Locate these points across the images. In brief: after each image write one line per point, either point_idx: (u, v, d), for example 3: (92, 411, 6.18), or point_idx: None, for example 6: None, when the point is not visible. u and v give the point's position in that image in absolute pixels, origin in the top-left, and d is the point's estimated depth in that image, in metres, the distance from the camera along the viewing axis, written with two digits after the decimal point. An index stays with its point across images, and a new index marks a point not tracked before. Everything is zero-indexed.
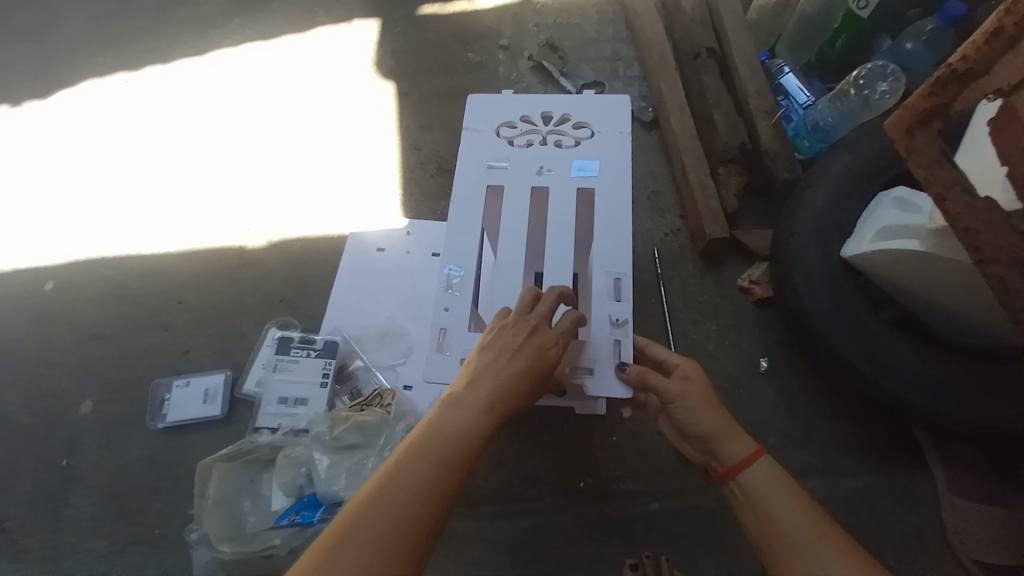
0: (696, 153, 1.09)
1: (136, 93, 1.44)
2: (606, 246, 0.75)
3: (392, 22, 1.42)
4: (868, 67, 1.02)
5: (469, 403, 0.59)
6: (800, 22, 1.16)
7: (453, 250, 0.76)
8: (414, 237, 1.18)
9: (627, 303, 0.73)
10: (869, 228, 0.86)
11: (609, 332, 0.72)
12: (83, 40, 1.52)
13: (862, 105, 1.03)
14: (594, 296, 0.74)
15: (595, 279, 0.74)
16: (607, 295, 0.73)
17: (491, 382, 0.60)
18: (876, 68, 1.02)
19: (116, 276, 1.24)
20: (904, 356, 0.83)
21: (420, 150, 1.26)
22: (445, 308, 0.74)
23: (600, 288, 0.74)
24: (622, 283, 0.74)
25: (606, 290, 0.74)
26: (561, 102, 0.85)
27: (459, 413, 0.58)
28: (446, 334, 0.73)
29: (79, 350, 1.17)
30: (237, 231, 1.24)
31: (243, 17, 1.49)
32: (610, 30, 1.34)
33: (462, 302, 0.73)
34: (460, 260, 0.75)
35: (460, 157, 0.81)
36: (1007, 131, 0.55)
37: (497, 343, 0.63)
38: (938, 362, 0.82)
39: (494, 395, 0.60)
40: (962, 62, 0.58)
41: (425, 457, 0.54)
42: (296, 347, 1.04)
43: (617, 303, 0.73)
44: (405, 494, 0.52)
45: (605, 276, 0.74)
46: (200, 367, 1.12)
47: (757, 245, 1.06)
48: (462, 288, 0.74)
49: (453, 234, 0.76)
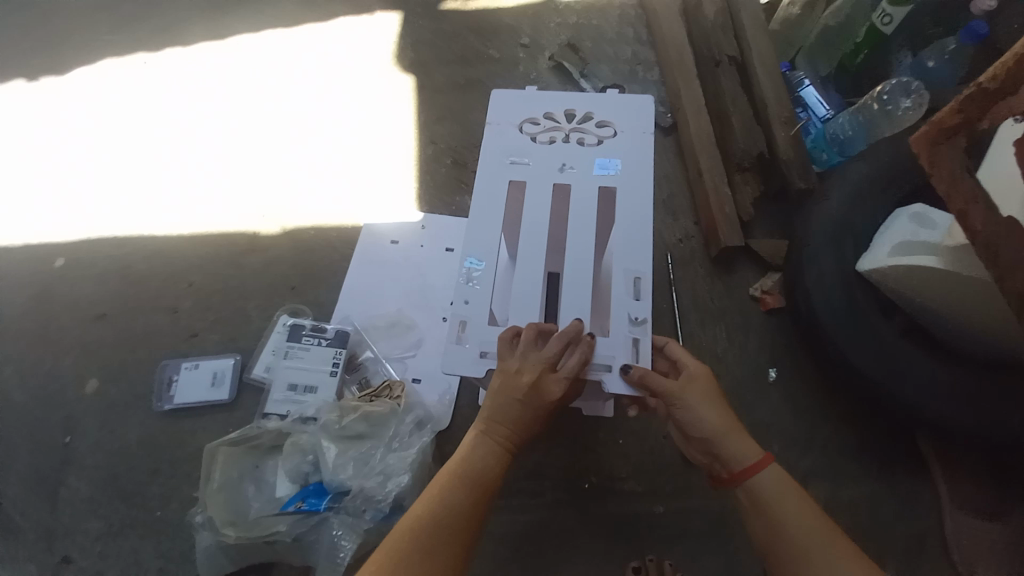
0: (712, 158, 1.09)
1: (152, 74, 1.44)
2: (626, 245, 0.75)
3: (412, 15, 1.41)
4: (891, 82, 1.02)
5: (488, 444, 0.69)
6: (822, 34, 1.16)
7: (473, 244, 0.76)
8: (427, 230, 1.18)
9: (646, 302, 0.73)
10: (887, 240, 0.86)
11: (628, 330, 0.72)
12: (101, 18, 1.51)
13: (884, 119, 1.04)
14: (613, 294, 0.74)
15: (615, 277, 0.74)
16: (626, 294, 0.74)
17: (504, 427, 0.69)
18: (900, 82, 1.02)
19: (125, 255, 1.23)
20: (916, 367, 0.83)
21: (436, 144, 1.26)
22: (465, 301, 0.74)
23: (619, 287, 0.74)
24: (641, 282, 0.74)
25: (625, 288, 0.74)
26: (585, 99, 0.85)
27: (479, 454, 0.68)
28: (465, 326, 0.73)
29: (86, 327, 1.17)
30: (250, 217, 1.24)
31: (263, 2, 1.49)
32: (630, 33, 1.34)
33: (482, 295, 0.74)
34: (480, 253, 0.75)
35: (482, 151, 0.81)
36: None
37: (505, 392, 0.69)
38: (949, 374, 0.82)
39: (507, 437, 0.70)
40: (993, 81, 0.58)
41: (460, 488, 0.65)
42: (307, 334, 1.04)
43: (636, 301, 0.73)
44: (446, 521, 0.62)
45: (624, 274, 0.74)
46: (207, 351, 1.12)
47: (770, 253, 1.07)
48: (482, 281, 0.74)
49: (473, 228, 0.77)
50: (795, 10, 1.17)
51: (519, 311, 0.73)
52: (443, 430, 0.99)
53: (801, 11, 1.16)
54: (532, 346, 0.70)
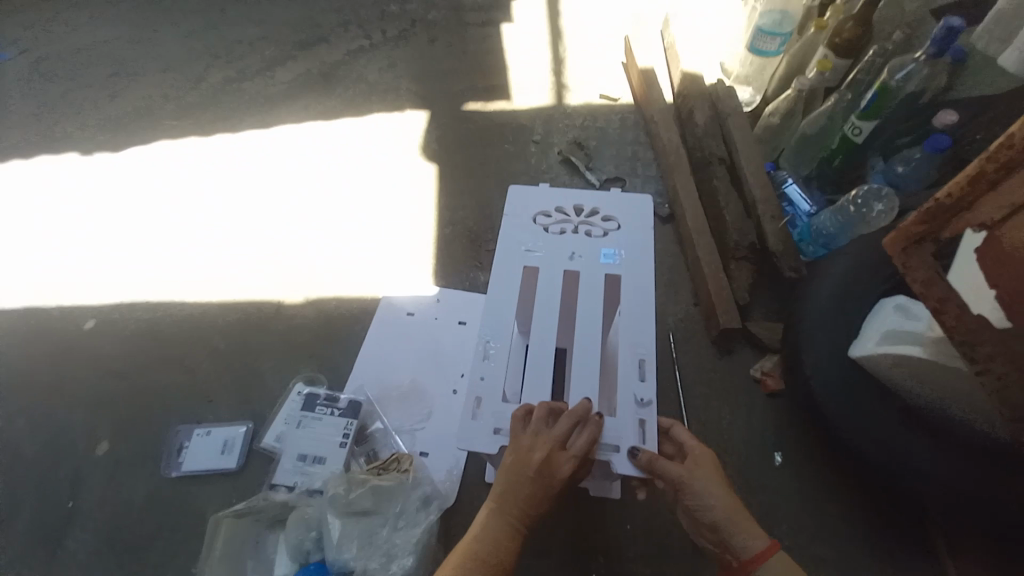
0: (708, 247, 1.18)
1: (202, 155, 1.60)
2: (631, 329, 0.81)
3: (438, 114, 1.60)
4: (863, 188, 1.13)
5: (499, 523, 0.71)
6: (801, 139, 1.30)
7: (489, 324, 0.82)
8: (442, 304, 1.25)
9: (652, 384, 0.77)
10: (874, 330, 0.92)
11: (634, 411, 0.76)
12: (163, 107, 1.71)
13: (860, 220, 1.14)
14: (620, 375, 0.78)
15: (621, 359, 0.79)
16: (632, 376, 0.78)
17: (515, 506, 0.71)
18: (871, 188, 1.13)
19: (154, 318, 1.30)
20: (916, 456, 0.85)
21: (454, 225, 1.38)
22: (481, 377, 0.78)
23: (625, 369, 0.79)
24: (646, 364, 0.79)
25: (631, 371, 0.79)
26: (592, 196, 0.95)
27: (491, 531, 0.71)
28: (480, 402, 0.77)
29: (106, 388, 1.20)
30: (276, 286, 1.32)
31: (307, 99, 1.69)
32: (631, 134, 1.52)
33: (496, 373, 0.78)
34: (495, 333, 0.81)
35: (500, 239, 0.90)
36: (991, 258, 0.64)
37: (517, 470, 0.72)
38: (952, 464, 0.84)
39: (519, 515, 0.72)
40: (949, 198, 0.65)
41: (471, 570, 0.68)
42: (322, 403, 1.06)
43: (642, 383, 0.78)
44: None
45: (630, 357, 0.79)
46: (220, 417, 1.14)
47: (768, 335, 1.12)
48: (496, 359, 0.79)
49: (490, 309, 0.83)
50: (776, 119, 1.32)
51: (531, 389, 0.77)
52: (449, 508, 0.99)
53: (781, 120, 1.32)
54: (543, 425, 0.73)
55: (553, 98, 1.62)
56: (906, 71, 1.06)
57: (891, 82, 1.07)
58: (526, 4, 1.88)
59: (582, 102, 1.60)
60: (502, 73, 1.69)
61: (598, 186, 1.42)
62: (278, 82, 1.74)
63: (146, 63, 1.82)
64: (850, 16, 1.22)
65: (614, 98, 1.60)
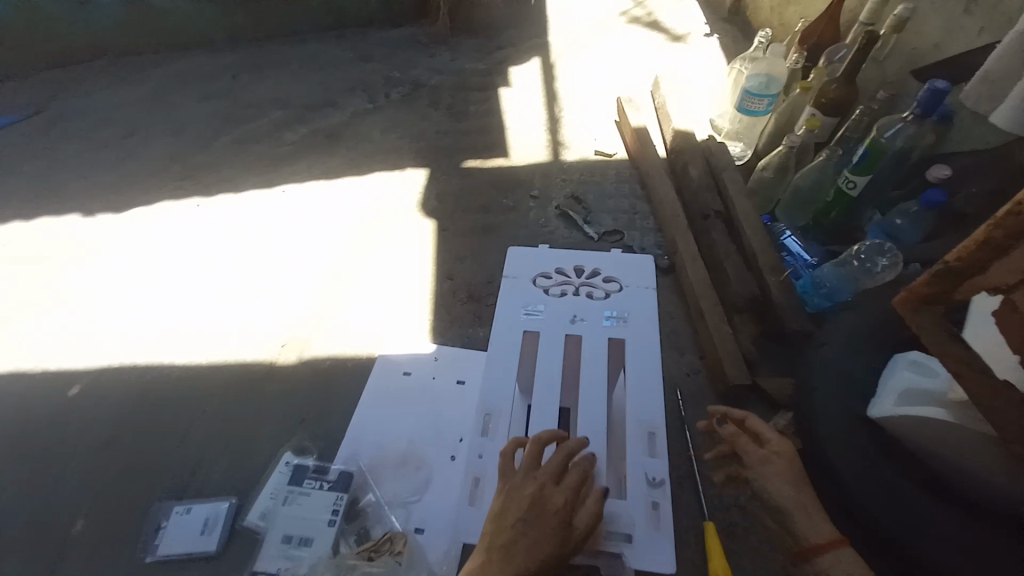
0: (711, 299, 1.16)
1: (204, 214, 1.61)
2: (637, 398, 0.82)
3: (439, 171, 1.64)
4: (865, 243, 1.12)
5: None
6: (794, 192, 1.30)
7: (488, 395, 0.82)
8: (440, 362, 1.19)
9: (662, 459, 0.77)
10: (891, 388, 0.87)
11: (647, 492, 0.74)
12: (170, 166, 1.74)
13: (864, 274, 1.12)
14: (629, 450, 0.78)
15: (629, 433, 0.79)
16: (642, 451, 0.78)
17: (507, 556, 0.62)
18: (873, 244, 1.11)
19: (144, 381, 1.26)
20: (941, 521, 0.79)
21: (452, 279, 1.37)
22: (479, 456, 0.76)
23: (634, 443, 0.78)
24: (655, 438, 0.79)
25: (641, 446, 0.78)
26: (592, 258, 0.98)
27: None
28: (478, 484, 0.75)
29: (89, 459, 1.14)
30: (270, 346, 1.29)
31: (311, 158, 1.73)
32: (627, 188, 1.54)
33: (498, 448, 0.77)
34: (495, 406, 0.80)
35: (501, 302, 0.92)
36: (1010, 324, 0.60)
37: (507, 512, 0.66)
38: (980, 533, 0.77)
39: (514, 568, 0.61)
40: (958, 261, 0.63)
41: None
42: (310, 477, 1.01)
43: (651, 459, 0.77)
44: None
45: (638, 429, 0.79)
46: (203, 492, 1.06)
47: (776, 390, 1.05)
48: (495, 435, 0.78)
49: (490, 380, 0.83)
50: (768, 173, 1.33)
51: None
52: None
53: (775, 173, 1.32)
54: (534, 460, 0.71)
55: (550, 154, 1.66)
56: (894, 130, 1.11)
57: (881, 139, 1.11)
58: (523, 68, 1.98)
59: (578, 158, 1.64)
60: (501, 132, 1.75)
61: (596, 238, 1.42)
62: (284, 142, 1.79)
63: (156, 125, 1.87)
64: (834, 78, 1.31)
65: (609, 154, 1.64)
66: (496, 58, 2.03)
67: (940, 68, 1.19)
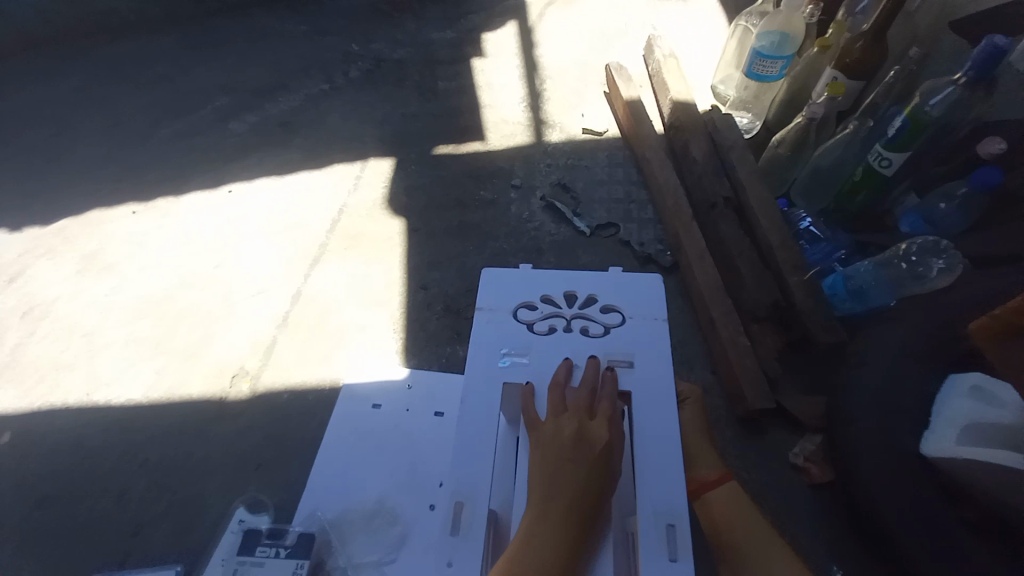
0: (724, 307, 1.01)
1: (139, 221, 1.40)
2: (652, 474, 0.66)
3: (406, 160, 1.44)
4: (918, 242, 0.97)
5: (547, 526, 0.58)
6: (813, 172, 1.15)
7: (458, 473, 0.67)
8: (415, 391, 1.06)
9: (686, 563, 0.60)
10: (948, 421, 0.77)
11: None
12: (99, 165, 1.52)
13: (912, 278, 0.98)
14: (642, 549, 0.61)
15: (643, 524, 0.62)
16: (660, 552, 0.60)
17: (564, 495, 0.60)
18: (930, 243, 0.97)
19: (75, 427, 1.09)
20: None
21: (426, 289, 1.20)
22: (448, 563, 0.62)
23: (650, 539, 0.61)
24: (676, 534, 0.61)
25: (658, 542, 0.61)
26: (586, 281, 0.83)
27: (540, 544, 0.56)
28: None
29: (16, 526, 0.99)
30: (218, 378, 1.12)
31: (263, 150, 1.52)
32: (620, 172, 1.35)
33: (472, 557, 0.61)
34: (469, 492, 0.65)
35: (473, 341, 0.78)
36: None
37: (552, 453, 0.63)
38: None
39: (571, 504, 0.59)
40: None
41: None
42: (264, 545, 0.88)
43: (673, 563, 0.60)
44: None
45: (655, 520, 0.62)
46: (147, 559, 0.94)
47: (805, 413, 0.93)
48: (469, 534, 0.63)
49: (464, 455, 0.68)
50: (782, 153, 1.15)
51: None
52: None
53: (790, 153, 1.14)
54: (559, 400, 0.69)
55: (533, 136, 1.46)
56: (941, 97, 0.93)
57: (925, 108, 0.94)
58: (497, 35, 1.74)
59: (564, 138, 1.44)
60: (476, 112, 1.54)
61: (589, 233, 1.24)
62: (229, 134, 1.56)
63: (85, 120, 1.62)
64: (860, 33, 1.10)
65: (599, 132, 1.44)
66: (467, 25, 1.78)
67: (994, 25, 1.01)
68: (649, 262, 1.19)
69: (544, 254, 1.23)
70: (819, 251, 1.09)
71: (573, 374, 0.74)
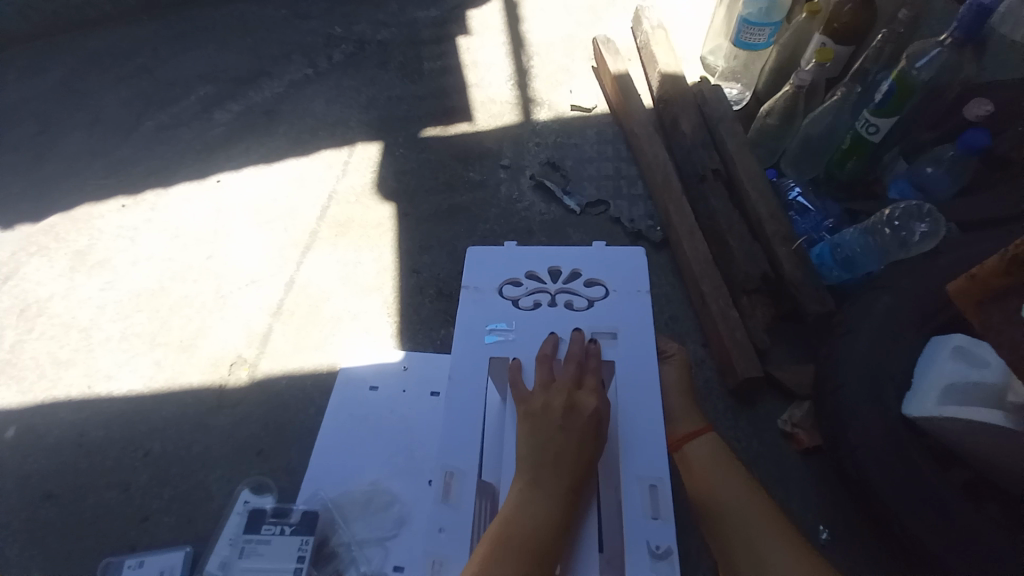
0: (714, 279, 1.02)
1: (129, 215, 1.40)
2: (638, 441, 0.67)
3: (394, 144, 1.43)
4: (901, 206, 0.97)
5: (539, 494, 0.59)
6: (804, 142, 1.13)
7: (449, 447, 0.69)
8: (410, 373, 1.08)
9: (667, 522, 0.62)
10: (932, 383, 0.79)
11: (649, 568, 0.60)
12: (85, 161, 1.50)
13: (897, 244, 0.97)
14: (625, 511, 0.63)
15: (626, 489, 0.64)
16: (643, 513, 0.63)
17: (553, 464, 0.61)
18: (911, 206, 0.97)
19: (80, 420, 1.11)
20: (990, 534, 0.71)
21: (418, 273, 1.20)
22: (439, 529, 0.64)
23: (633, 501, 0.64)
24: (658, 495, 0.64)
25: (641, 503, 0.63)
26: (570, 256, 0.84)
27: (533, 505, 0.58)
28: (440, 566, 0.62)
29: (28, 517, 1.02)
30: (217, 367, 1.14)
31: (248, 140, 1.50)
32: (610, 149, 1.34)
33: (462, 523, 0.64)
34: (459, 464, 0.68)
35: (458, 319, 0.79)
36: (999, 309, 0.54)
37: (542, 426, 0.64)
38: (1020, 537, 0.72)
39: (559, 474, 0.61)
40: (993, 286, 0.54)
41: (512, 551, 0.55)
42: (269, 523, 0.90)
43: (655, 522, 0.62)
44: None
45: (638, 483, 0.65)
46: (159, 542, 0.97)
47: (795, 380, 0.95)
48: (458, 503, 0.65)
49: (454, 429, 0.70)
50: (772, 122, 1.14)
51: None
52: None
53: (779, 123, 1.13)
54: (547, 372, 0.71)
55: (521, 115, 1.44)
56: (928, 59, 0.93)
57: (913, 71, 0.93)
58: (482, 12, 1.71)
59: (553, 117, 1.43)
60: (462, 92, 1.52)
61: (579, 211, 1.24)
62: (213, 124, 1.54)
63: (68, 115, 1.60)
64: None
65: (588, 109, 1.42)
66: (451, 3, 1.75)
67: None
68: (639, 238, 1.19)
69: (534, 234, 1.23)
70: (810, 222, 1.08)
71: (559, 348, 0.75)
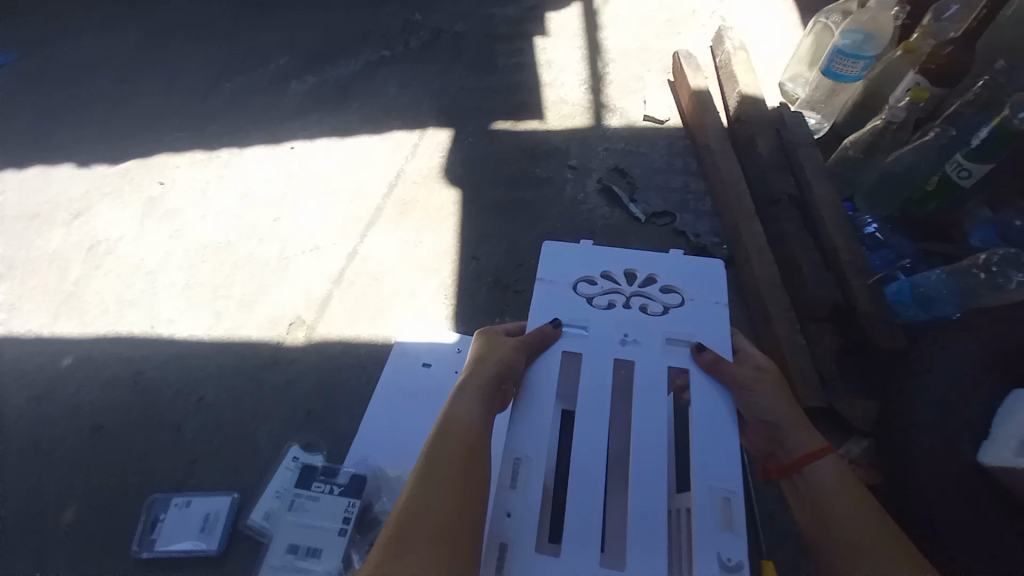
0: (782, 303, 1.01)
1: (203, 170, 1.45)
2: (710, 452, 0.66)
3: (463, 133, 1.46)
4: (998, 254, 0.94)
5: (467, 403, 0.68)
6: (881, 177, 1.11)
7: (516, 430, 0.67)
8: (463, 356, 1.09)
9: (741, 537, 0.61)
10: (1009, 434, 0.78)
11: None
12: (165, 115, 1.56)
13: (986, 289, 0.94)
14: (697, 522, 0.61)
15: (698, 501, 0.63)
16: (717, 526, 0.61)
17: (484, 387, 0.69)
18: (1008, 255, 0.94)
19: (138, 358, 1.15)
20: None
21: (477, 261, 1.22)
22: (506, 514, 0.61)
23: (705, 510, 0.62)
24: (733, 510, 0.62)
25: (713, 517, 0.62)
26: (645, 262, 0.85)
27: (463, 408, 0.67)
28: (505, 553, 0.59)
29: (80, 444, 1.06)
30: (273, 325, 1.16)
31: (321, 113, 1.54)
32: (679, 163, 1.34)
33: (529, 510, 0.61)
34: (527, 451, 0.65)
35: (532, 311, 0.80)
36: None
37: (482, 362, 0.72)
38: None
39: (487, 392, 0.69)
40: None
41: (445, 443, 0.63)
42: (319, 481, 0.92)
43: (729, 537, 0.61)
44: (440, 469, 0.60)
45: (712, 496, 0.63)
46: (203, 486, 0.99)
47: (852, 413, 0.94)
48: (526, 489, 0.63)
49: (527, 415, 0.68)
50: (853, 154, 1.16)
51: (576, 529, 0.60)
52: None
53: (860, 155, 1.15)
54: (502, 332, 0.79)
55: (591, 119, 1.46)
56: None
57: (1015, 120, 0.92)
58: (560, 16, 1.73)
59: (623, 124, 1.44)
60: (535, 90, 1.54)
61: (643, 220, 1.25)
62: (290, 94, 1.59)
63: (152, 70, 1.67)
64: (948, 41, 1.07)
65: (660, 121, 1.43)
66: (529, 4, 1.78)
67: None
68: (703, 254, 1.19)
69: (596, 235, 1.24)
70: (881, 257, 1.09)
71: (631, 347, 0.75)
